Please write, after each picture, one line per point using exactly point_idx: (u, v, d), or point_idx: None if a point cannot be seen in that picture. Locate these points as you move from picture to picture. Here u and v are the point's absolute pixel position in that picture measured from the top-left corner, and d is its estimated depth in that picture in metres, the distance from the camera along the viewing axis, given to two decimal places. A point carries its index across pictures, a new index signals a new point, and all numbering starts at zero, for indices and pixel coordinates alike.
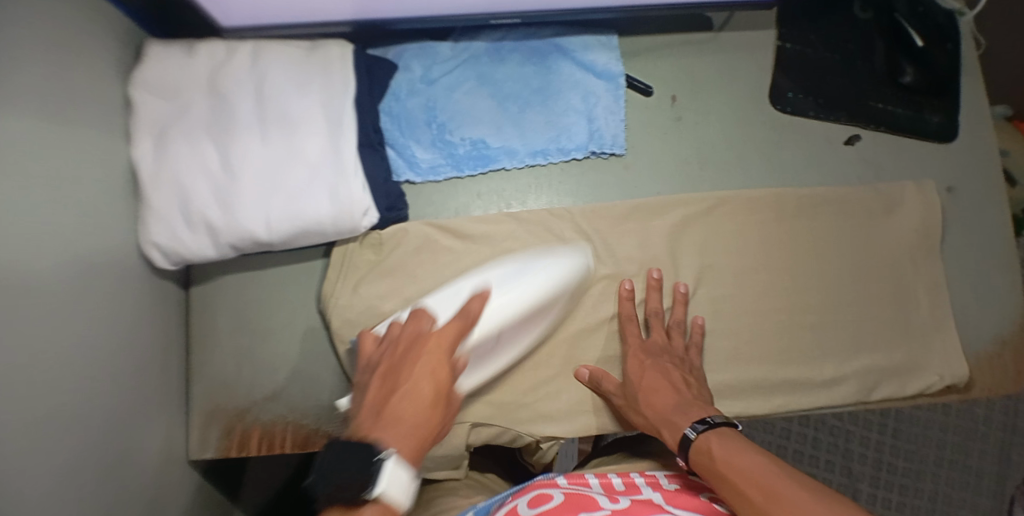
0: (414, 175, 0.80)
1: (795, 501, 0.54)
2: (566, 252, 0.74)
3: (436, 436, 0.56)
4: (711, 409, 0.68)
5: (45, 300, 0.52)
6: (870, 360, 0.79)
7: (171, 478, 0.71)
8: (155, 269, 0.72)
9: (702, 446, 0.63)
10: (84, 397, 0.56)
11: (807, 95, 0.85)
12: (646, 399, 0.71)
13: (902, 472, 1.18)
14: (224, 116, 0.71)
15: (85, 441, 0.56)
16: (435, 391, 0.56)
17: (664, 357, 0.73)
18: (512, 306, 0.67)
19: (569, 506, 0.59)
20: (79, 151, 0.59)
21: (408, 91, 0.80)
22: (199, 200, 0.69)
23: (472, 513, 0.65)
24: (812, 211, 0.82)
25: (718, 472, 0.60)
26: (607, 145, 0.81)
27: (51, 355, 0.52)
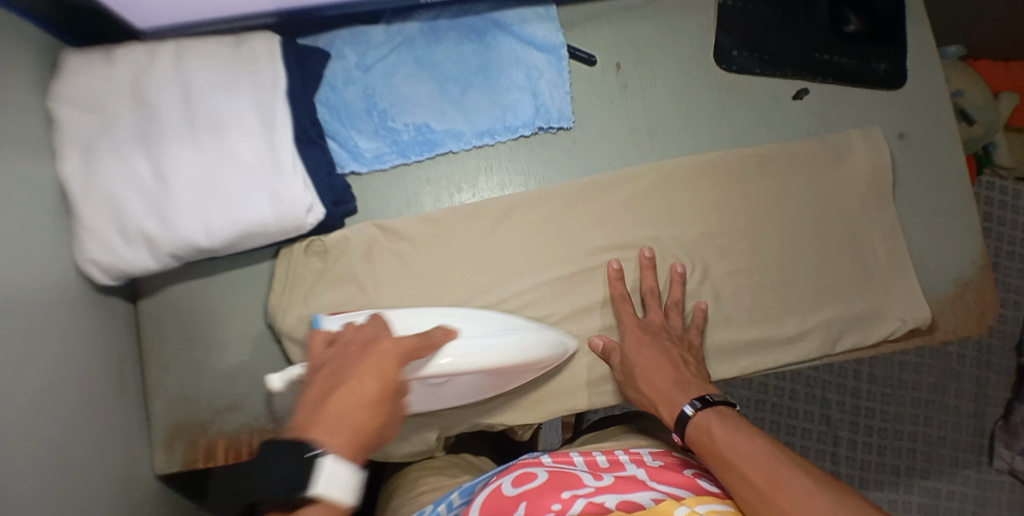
0: (359, 166, 0.78)
1: (803, 493, 0.52)
2: (559, 339, 0.73)
3: (381, 433, 0.54)
4: (712, 389, 0.66)
5: None
6: (832, 312, 0.79)
7: (139, 497, 0.70)
8: (98, 287, 0.70)
9: (700, 424, 0.61)
10: (35, 426, 0.55)
11: (751, 52, 0.84)
12: (643, 376, 0.69)
13: (882, 417, 1.20)
14: (152, 124, 0.69)
15: (43, 471, 0.55)
16: (382, 386, 0.54)
17: (663, 336, 0.72)
18: (469, 356, 0.66)
19: (552, 484, 0.57)
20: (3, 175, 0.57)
21: (345, 80, 0.78)
22: (135, 212, 0.67)
23: (457, 492, 0.65)
24: (766, 170, 0.81)
25: (717, 452, 0.58)
26: (554, 119, 0.79)
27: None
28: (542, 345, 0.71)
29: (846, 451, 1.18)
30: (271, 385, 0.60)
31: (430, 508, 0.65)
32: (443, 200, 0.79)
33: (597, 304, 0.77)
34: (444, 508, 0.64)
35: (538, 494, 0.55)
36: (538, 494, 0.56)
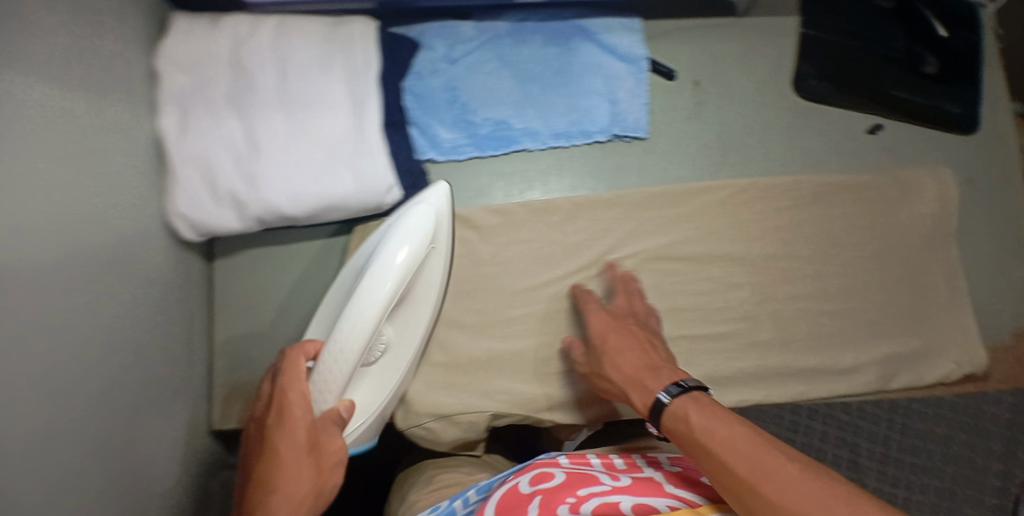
0: (437, 154, 0.80)
1: (790, 480, 0.49)
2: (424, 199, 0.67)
3: (317, 488, 0.57)
4: (682, 373, 0.63)
5: (79, 273, 0.52)
6: (887, 348, 0.79)
7: (196, 451, 0.72)
8: (180, 242, 0.72)
9: (678, 412, 0.58)
10: (110, 367, 0.56)
11: (829, 82, 0.85)
12: (611, 361, 0.68)
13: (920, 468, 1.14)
14: (247, 92, 0.72)
15: (118, 411, 0.57)
16: (293, 445, 0.57)
17: (626, 321, 0.71)
18: (345, 356, 0.60)
19: (569, 482, 0.58)
20: (109, 125, 0.59)
21: (431, 70, 0.80)
22: (226, 174, 0.70)
23: (473, 488, 0.65)
24: (833, 198, 0.82)
25: (696, 441, 0.55)
26: (630, 128, 0.80)
27: (83, 324, 0.53)
28: (408, 216, 0.65)
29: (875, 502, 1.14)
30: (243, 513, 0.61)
31: (446, 502, 0.65)
32: (514, 196, 0.81)
33: None
34: (460, 503, 0.63)
35: (554, 491, 0.56)
36: (554, 491, 0.57)
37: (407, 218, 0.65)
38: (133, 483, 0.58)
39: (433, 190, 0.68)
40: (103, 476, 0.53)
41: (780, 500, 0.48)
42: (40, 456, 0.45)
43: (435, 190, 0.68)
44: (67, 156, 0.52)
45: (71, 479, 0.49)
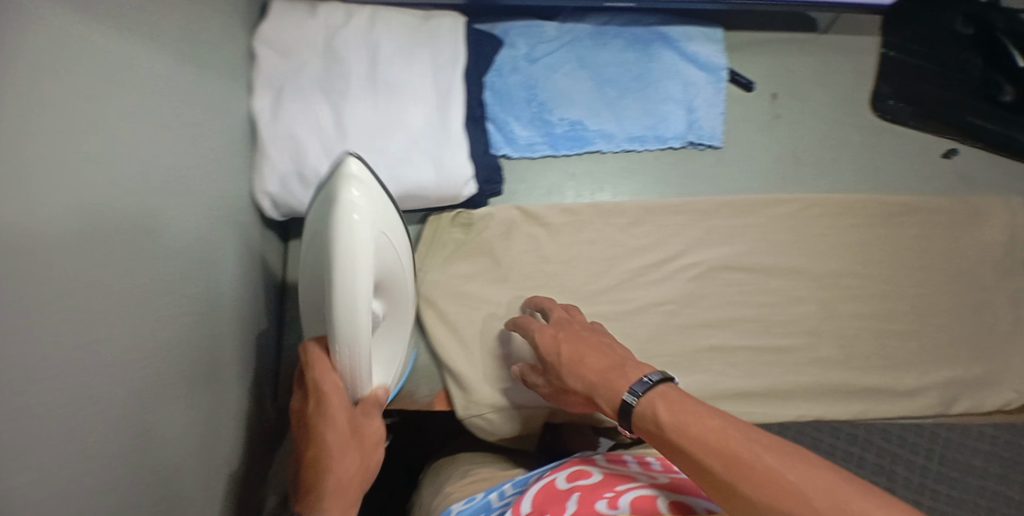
0: (512, 150, 0.81)
1: (769, 470, 0.44)
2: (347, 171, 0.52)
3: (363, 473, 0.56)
4: (645, 366, 0.56)
5: (194, 237, 0.55)
6: (949, 373, 0.78)
7: (265, 423, 0.74)
8: (263, 219, 0.75)
9: (645, 413, 0.52)
10: (219, 327, 0.59)
11: (904, 103, 0.86)
12: (571, 368, 0.61)
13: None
14: (338, 79, 0.74)
15: (223, 374, 0.60)
16: (337, 437, 0.54)
17: (575, 327, 0.66)
18: (355, 357, 0.54)
19: (606, 480, 0.59)
20: (214, 99, 0.62)
21: (512, 68, 0.82)
22: (314, 157, 0.72)
23: (511, 482, 0.66)
24: (904, 219, 0.82)
25: (666, 440, 0.50)
26: (706, 136, 0.82)
27: (203, 289, 0.56)
28: (342, 200, 0.50)
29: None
30: None
31: (481, 493, 0.65)
32: (584, 196, 0.82)
33: (719, 323, 0.78)
34: (496, 495, 0.64)
35: (592, 487, 0.57)
36: (592, 488, 0.57)
37: (342, 213, 0.50)
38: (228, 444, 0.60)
39: (349, 178, 0.52)
40: (208, 432, 0.55)
41: (760, 496, 0.43)
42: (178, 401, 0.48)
43: (350, 176, 0.52)
44: (186, 119, 0.55)
45: (189, 434, 0.51)
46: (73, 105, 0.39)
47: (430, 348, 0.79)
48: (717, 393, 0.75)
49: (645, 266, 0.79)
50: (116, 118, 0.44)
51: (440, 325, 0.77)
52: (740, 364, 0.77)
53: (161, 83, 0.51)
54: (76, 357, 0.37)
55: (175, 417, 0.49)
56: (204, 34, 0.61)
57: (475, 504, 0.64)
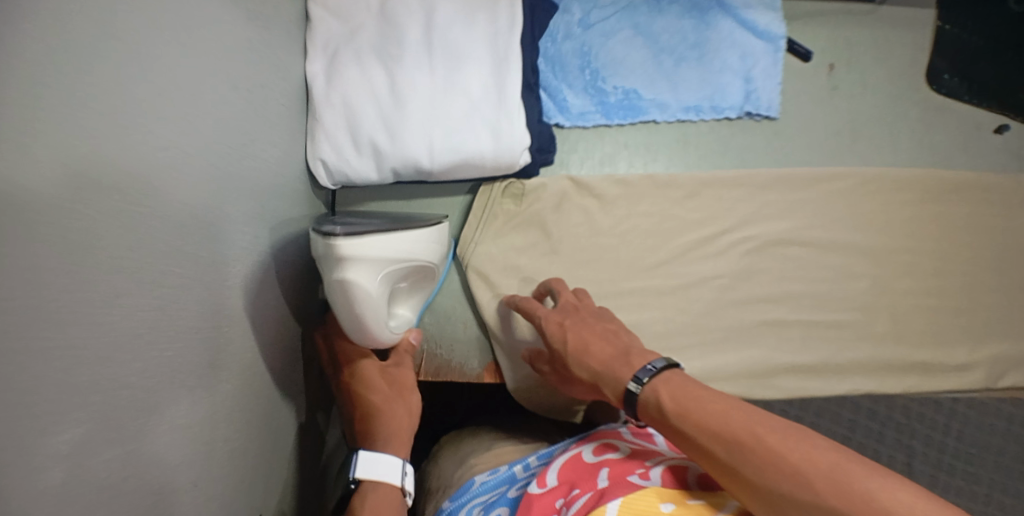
0: (564, 120, 0.80)
1: (766, 453, 0.45)
2: (345, 253, 0.54)
3: (407, 412, 0.66)
4: (651, 353, 0.58)
5: (234, 203, 0.55)
6: (997, 348, 0.78)
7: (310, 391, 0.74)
8: (315, 186, 0.74)
9: (649, 402, 0.54)
10: (260, 290, 0.60)
11: (960, 78, 0.85)
12: (574, 360, 0.63)
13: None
14: (392, 41, 0.71)
15: (259, 338, 0.60)
16: (377, 387, 0.66)
17: (582, 315, 0.67)
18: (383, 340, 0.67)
19: (633, 455, 0.57)
20: (261, 60, 0.62)
21: (565, 34, 0.80)
22: (368, 122, 0.70)
23: (536, 454, 0.65)
24: (958, 196, 0.81)
25: (669, 428, 0.52)
26: (762, 108, 0.80)
27: (239, 257, 0.55)
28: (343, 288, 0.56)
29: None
30: (363, 458, 0.59)
31: (506, 466, 0.64)
32: (637, 166, 0.81)
33: (773, 299, 0.78)
34: (520, 468, 0.63)
35: (619, 462, 0.55)
36: (620, 462, 0.55)
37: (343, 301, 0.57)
38: (263, 406, 0.60)
39: (341, 260, 0.55)
40: (244, 394, 0.56)
41: (757, 480, 0.45)
42: (211, 352, 0.50)
43: (341, 257, 0.55)
44: (225, 78, 0.55)
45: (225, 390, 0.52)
46: (109, 53, 0.40)
47: (480, 321, 0.78)
48: (771, 369, 0.76)
49: (696, 240, 0.78)
50: (154, 71, 0.44)
51: (488, 297, 0.76)
52: (794, 339, 0.77)
53: (202, 33, 0.51)
54: (100, 301, 0.38)
55: (213, 378, 0.50)
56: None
57: (500, 475, 0.63)
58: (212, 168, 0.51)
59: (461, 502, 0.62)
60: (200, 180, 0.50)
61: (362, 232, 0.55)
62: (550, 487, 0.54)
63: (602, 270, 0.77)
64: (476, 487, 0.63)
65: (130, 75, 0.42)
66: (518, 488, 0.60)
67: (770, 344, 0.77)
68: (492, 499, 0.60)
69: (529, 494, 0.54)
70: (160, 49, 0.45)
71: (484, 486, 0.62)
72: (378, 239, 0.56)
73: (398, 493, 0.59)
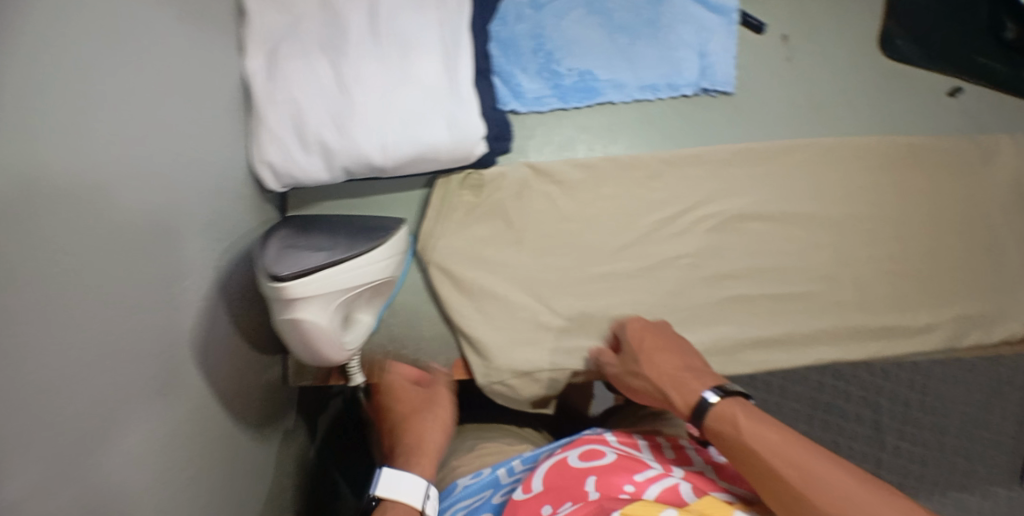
0: (520, 106, 0.78)
1: (837, 487, 0.51)
2: (289, 297, 0.55)
3: (439, 430, 0.71)
4: (721, 377, 0.64)
5: (162, 217, 0.52)
6: (958, 310, 0.80)
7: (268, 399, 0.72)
8: (261, 188, 0.71)
9: (724, 415, 0.58)
10: (200, 302, 0.57)
11: (915, 43, 0.85)
12: (646, 362, 0.67)
13: (905, 452, 0.92)
14: (336, 32, 0.68)
15: (199, 352, 0.57)
16: (408, 409, 0.73)
17: (665, 331, 0.71)
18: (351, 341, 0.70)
19: (621, 463, 0.57)
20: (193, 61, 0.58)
21: (516, 16, 0.78)
22: (315, 119, 0.67)
23: (518, 458, 0.65)
24: (915, 161, 0.82)
25: (742, 443, 0.56)
26: (719, 83, 0.79)
27: (169, 270, 0.53)
28: (290, 329, 0.57)
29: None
30: (385, 476, 0.62)
31: (490, 468, 0.65)
32: (596, 150, 0.79)
33: (738, 274, 0.77)
34: (504, 472, 0.64)
35: (608, 471, 0.56)
36: (608, 472, 0.56)
37: (296, 339, 0.58)
38: (204, 423, 0.58)
39: (291, 302, 0.55)
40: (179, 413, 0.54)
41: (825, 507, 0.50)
42: (126, 375, 0.47)
43: (289, 300, 0.55)
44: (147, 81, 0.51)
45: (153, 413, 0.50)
46: (11, 62, 0.37)
47: (445, 317, 0.77)
48: (738, 344, 0.77)
49: (659, 221, 0.78)
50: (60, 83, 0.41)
51: (452, 293, 0.75)
52: (760, 313, 0.77)
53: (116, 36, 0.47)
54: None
55: (129, 403, 0.48)
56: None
57: (485, 479, 0.64)
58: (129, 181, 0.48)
59: (446, 505, 0.65)
60: (118, 192, 0.47)
61: (307, 272, 0.55)
62: (535, 492, 0.56)
63: (567, 257, 0.76)
64: (459, 491, 0.65)
65: (29, 86, 0.38)
66: (503, 494, 0.61)
67: (736, 319, 0.77)
68: (476, 505, 0.61)
69: (513, 500, 0.56)
70: (66, 57, 0.42)
71: (468, 490, 0.64)
72: (325, 275, 0.56)
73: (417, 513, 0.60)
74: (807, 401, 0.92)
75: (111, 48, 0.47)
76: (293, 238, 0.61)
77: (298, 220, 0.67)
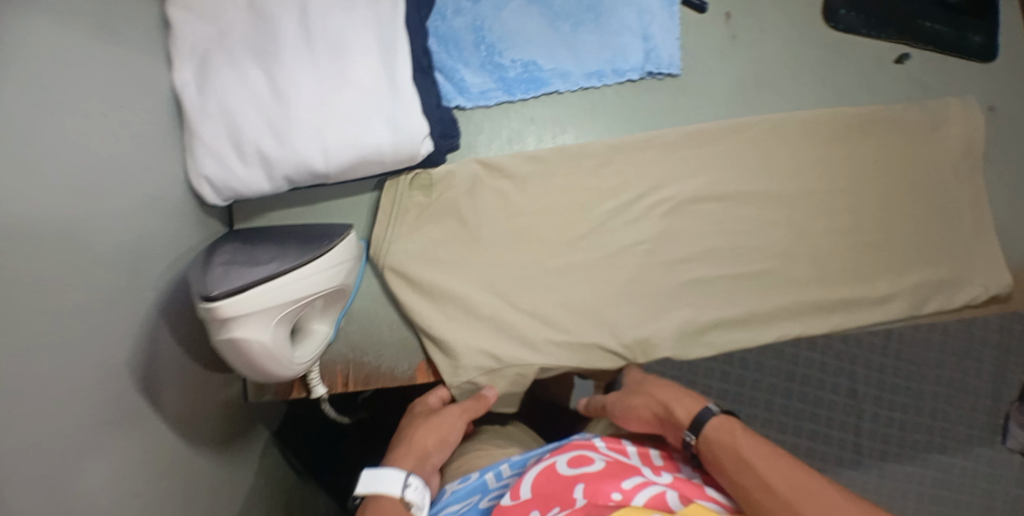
0: (465, 101, 0.77)
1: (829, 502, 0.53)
2: (222, 318, 0.53)
3: (438, 436, 0.67)
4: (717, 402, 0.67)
5: (92, 237, 0.51)
6: (918, 276, 0.80)
7: (226, 417, 0.71)
8: (202, 204, 0.69)
9: (723, 426, 0.60)
10: (139, 324, 0.56)
11: (858, 12, 0.85)
12: (646, 384, 0.70)
13: (884, 418, 0.89)
14: (267, 37, 0.66)
15: (140, 375, 0.56)
16: (418, 414, 0.71)
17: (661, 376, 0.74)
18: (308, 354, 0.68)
19: (610, 470, 0.56)
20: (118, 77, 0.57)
21: (454, 11, 0.77)
22: (250, 129, 0.65)
23: (507, 463, 0.63)
24: (865, 131, 0.82)
25: (738, 455, 0.57)
26: (664, 65, 0.79)
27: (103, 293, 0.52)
28: (231, 349, 0.56)
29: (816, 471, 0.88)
30: (364, 476, 0.60)
31: (478, 472, 0.64)
32: (545, 140, 0.79)
33: (696, 256, 0.77)
34: (493, 476, 0.62)
35: (597, 478, 0.54)
36: (598, 478, 0.54)
37: (239, 358, 0.57)
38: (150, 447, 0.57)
39: (226, 321, 0.54)
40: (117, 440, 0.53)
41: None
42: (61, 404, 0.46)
43: (224, 320, 0.54)
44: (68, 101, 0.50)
45: (88, 440, 0.49)
46: None
47: (407, 321, 0.76)
48: (700, 327, 0.76)
49: (613, 209, 0.77)
50: None
51: (409, 296, 0.74)
52: (718, 294, 0.77)
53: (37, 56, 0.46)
54: None
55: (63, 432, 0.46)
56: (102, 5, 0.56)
57: (473, 483, 0.62)
58: (57, 204, 0.47)
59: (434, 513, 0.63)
60: (41, 220, 0.45)
61: (239, 290, 0.54)
62: (522, 499, 0.55)
63: (524, 252, 0.75)
64: (448, 496, 0.64)
65: None
66: (490, 500, 0.60)
67: (696, 303, 0.77)
68: (462, 509, 0.60)
69: (500, 506, 0.55)
70: None
71: (456, 494, 0.63)
72: (257, 292, 0.55)
73: (394, 505, 0.58)
74: (784, 374, 0.89)
75: (28, 72, 0.45)
76: (231, 254, 0.60)
77: (242, 234, 0.66)
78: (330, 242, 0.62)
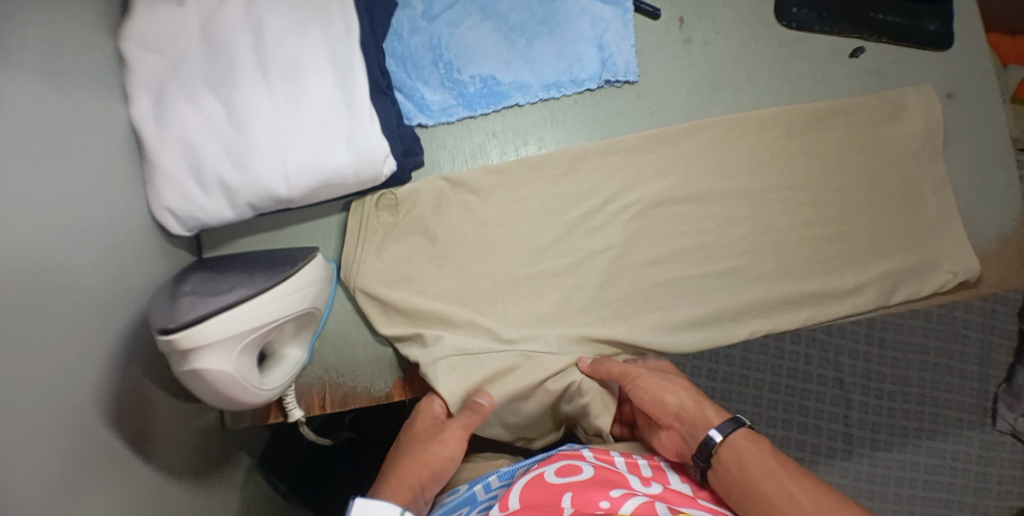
0: (426, 119, 0.78)
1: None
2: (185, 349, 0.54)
3: (433, 468, 0.62)
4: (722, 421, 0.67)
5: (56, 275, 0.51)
6: (888, 265, 0.81)
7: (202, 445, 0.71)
8: (168, 235, 0.70)
9: (751, 438, 0.60)
10: (106, 359, 0.56)
11: (810, 9, 0.86)
12: (679, 381, 0.68)
13: (872, 407, 0.90)
14: (223, 67, 0.67)
15: (111, 410, 0.56)
16: (415, 439, 0.65)
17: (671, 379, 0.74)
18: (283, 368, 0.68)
19: (598, 480, 0.55)
20: (76, 114, 0.57)
21: (411, 30, 0.78)
22: (210, 158, 0.66)
23: (495, 475, 0.61)
24: (824, 125, 0.83)
25: (766, 466, 0.57)
26: (621, 72, 0.80)
27: (69, 331, 0.52)
28: (196, 380, 0.56)
29: (806, 462, 0.88)
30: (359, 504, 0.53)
31: (468, 485, 0.63)
32: (508, 153, 0.80)
33: (663, 259, 0.78)
34: (481, 488, 0.61)
35: (585, 487, 0.53)
36: (586, 488, 0.53)
37: (206, 388, 0.57)
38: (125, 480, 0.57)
39: (186, 353, 0.54)
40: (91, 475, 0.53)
41: None
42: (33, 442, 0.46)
43: (185, 352, 0.54)
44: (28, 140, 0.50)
45: (63, 477, 0.49)
46: None
47: (381, 339, 0.76)
48: (672, 328, 0.76)
49: (581, 216, 0.78)
50: None
51: (380, 315, 0.74)
52: (689, 295, 0.78)
53: None
54: None
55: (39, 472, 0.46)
56: (63, 46, 0.56)
57: (463, 496, 0.61)
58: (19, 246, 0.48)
59: None
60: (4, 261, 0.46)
61: (196, 321, 0.54)
62: (512, 510, 0.52)
63: (493, 264, 0.76)
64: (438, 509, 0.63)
65: None
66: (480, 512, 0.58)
67: (667, 304, 0.77)
68: None
69: None
70: None
71: (446, 509, 0.61)
72: (213, 324, 0.55)
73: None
74: (769, 368, 0.89)
75: None
76: (195, 284, 0.60)
77: (207, 263, 0.66)
78: (292, 268, 0.63)
